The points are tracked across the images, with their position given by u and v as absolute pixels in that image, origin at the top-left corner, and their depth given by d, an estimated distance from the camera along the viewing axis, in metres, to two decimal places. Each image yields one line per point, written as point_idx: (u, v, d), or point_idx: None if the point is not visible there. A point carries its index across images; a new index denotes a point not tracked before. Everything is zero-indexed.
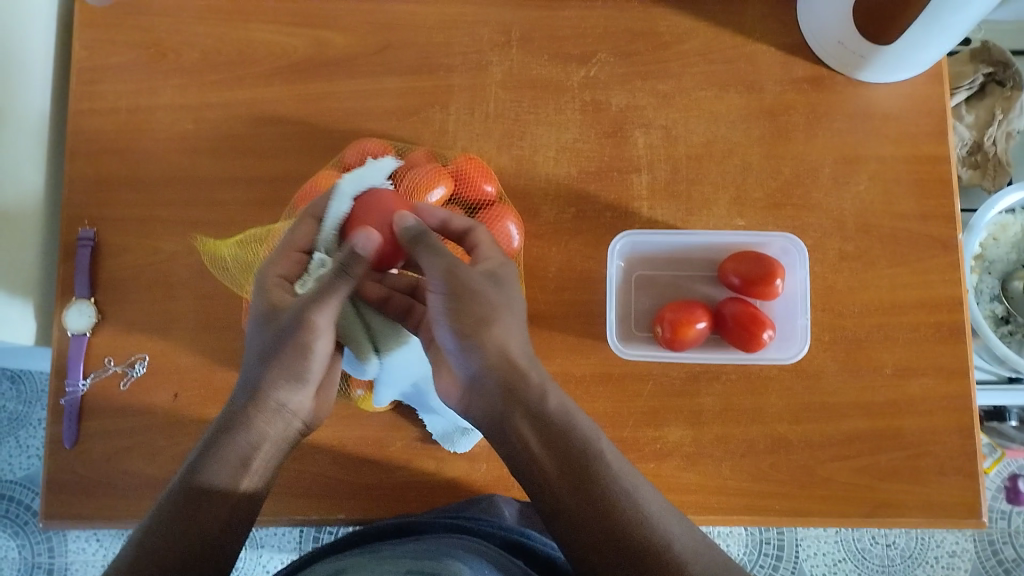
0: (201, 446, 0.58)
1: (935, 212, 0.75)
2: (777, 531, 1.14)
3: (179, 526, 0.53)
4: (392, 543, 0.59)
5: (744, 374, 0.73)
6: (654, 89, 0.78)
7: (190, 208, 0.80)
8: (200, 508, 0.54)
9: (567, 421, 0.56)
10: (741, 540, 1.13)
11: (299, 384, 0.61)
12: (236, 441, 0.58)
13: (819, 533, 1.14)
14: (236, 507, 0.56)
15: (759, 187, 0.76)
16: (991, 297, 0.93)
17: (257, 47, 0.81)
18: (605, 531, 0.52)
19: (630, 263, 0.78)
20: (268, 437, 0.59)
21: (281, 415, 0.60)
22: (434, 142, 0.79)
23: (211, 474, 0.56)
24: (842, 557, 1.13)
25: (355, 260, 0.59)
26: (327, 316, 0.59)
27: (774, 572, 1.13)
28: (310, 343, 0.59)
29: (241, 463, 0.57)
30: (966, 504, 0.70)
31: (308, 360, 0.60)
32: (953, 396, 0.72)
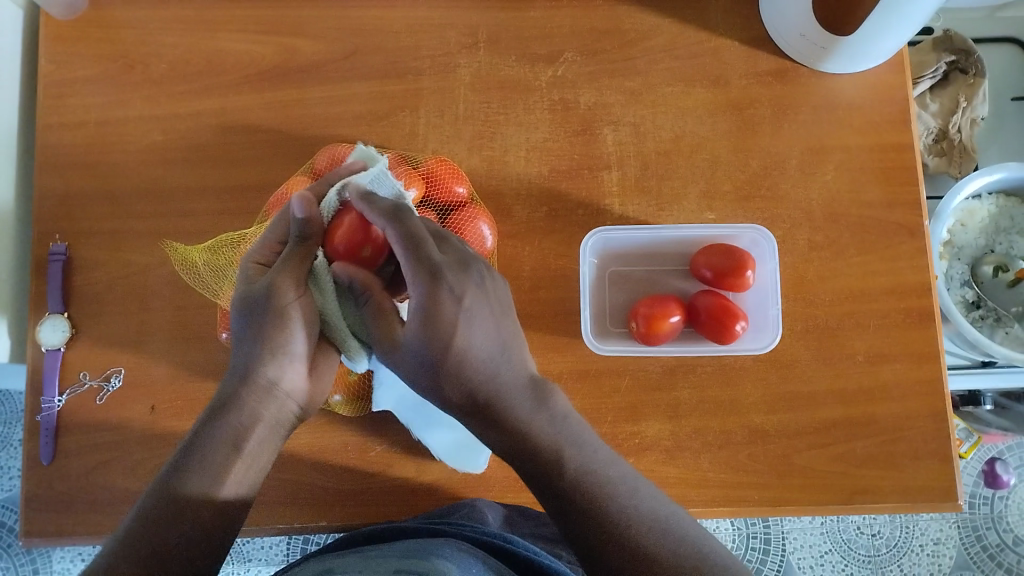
0: (191, 434, 0.56)
1: (902, 200, 0.76)
2: (764, 524, 1.14)
3: (155, 534, 0.51)
4: (377, 546, 0.59)
5: (720, 366, 0.73)
6: (622, 87, 0.79)
7: (162, 219, 0.79)
8: (184, 509, 0.52)
9: (531, 453, 0.54)
10: (728, 535, 1.14)
11: (287, 361, 0.58)
12: (220, 429, 0.55)
13: (805, 525, 1.14)
14: (222, 503, 0.53)
15: (728, 180, 0.77)
16: (962, 283, 0.94)
17: (225, 56, 0.81)
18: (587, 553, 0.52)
19: (603, 259, 0.79)
20: (261, 422, 0.57)
21: (269, 398, 0.57)
22: (405, 146, 0.79)
23: (196, 472, 0.53)
24: (828, 549, 1.13)
25: (309, 226, 0.59)
26: (298, 286, 0.58)
27: (762, 566, 1.13)
28: (287, 319, 0.57)
29: (228, 453, 0.55)
30: (943, 488, 0.71)
31: (289, 333, 0.57)
32: (926, 380, 0.73)
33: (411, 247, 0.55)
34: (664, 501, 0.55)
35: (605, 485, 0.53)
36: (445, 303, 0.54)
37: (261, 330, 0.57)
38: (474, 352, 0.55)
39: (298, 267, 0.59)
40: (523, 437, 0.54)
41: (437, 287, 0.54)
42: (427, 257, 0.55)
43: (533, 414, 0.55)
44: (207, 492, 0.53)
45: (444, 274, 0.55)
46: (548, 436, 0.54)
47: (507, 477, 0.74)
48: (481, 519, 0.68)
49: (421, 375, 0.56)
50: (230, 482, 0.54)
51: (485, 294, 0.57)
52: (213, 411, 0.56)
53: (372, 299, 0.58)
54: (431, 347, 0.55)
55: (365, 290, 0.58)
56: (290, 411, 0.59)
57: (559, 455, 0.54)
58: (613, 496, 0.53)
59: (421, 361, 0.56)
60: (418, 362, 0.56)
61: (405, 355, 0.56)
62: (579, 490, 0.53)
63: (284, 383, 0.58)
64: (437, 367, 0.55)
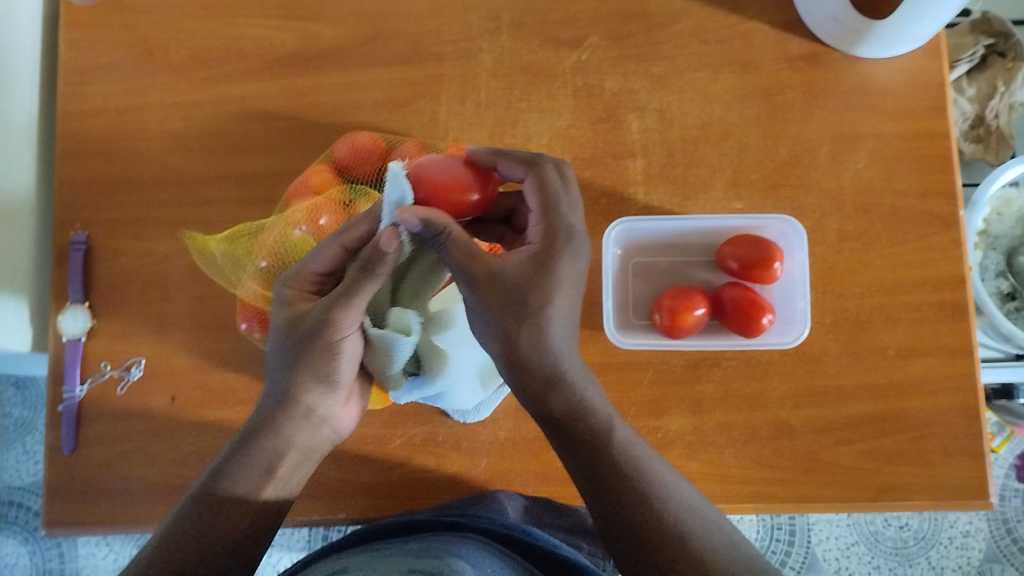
0: (224, 451, 0.58)
1: (936, 189, 0.73)
2: (789, 516, 1.13)
3: (186, 539, 0.53)
4: (395, 542, 0.58)
5: (746, 361, 0.72)
6: (647, 72, 0.77)
7: (181, 208, 0.79)
8: (217, 522, 0.54)
9: (582, 414, 0.55)
10: (752, 527, 1.12)
11: (328, 388, 0.58)
12: (259, 450, 0.57)
13: (831, 516, 1.13)
14: (255, 520, 0.55)
15: (756, 169, 0.75)
16: (997, 274, 0.92)
17: (244, 42, 0.80)
18: (617, 529, 0.52)
19: (626, 250, 0.77)
20: (296, 446, 0.58)
21: (308, 424, 0.59)
22: (425, 133, 0.78)
23: (231, 488, 0.55)
24: (855, 541, 1.11)
25: (377, 258, 0.53)
26: (355, 319, 0.56)
27: (787, 558, 1.12)
28: (338, 351, 0.57)
29: (262, 473, 0.56)
30: (974, 486, 0.69)
31: (337, 364, 0.58)
32: (958, 375, 0.71)
33: (542, 206, 0.58)
34: (701, 500, 0.54)
35: (643, 464, 0.54)
36: (558, 266, 0.56)
37: (313, 355, 0.57)
38: (556, 322, 0.55)
39: (357, 302, 0.55)
40: (578, 406, 0.55)
41: (562, 242, 0.56)
42: (558, 216, 0.57)
43: (586, 381, 0.57)
44: (238, 508, 0.55)
45: (563, 235, 0.57)
46: (599, 409, 0.56)
47: (528, 470, 0.73)
48: (501, 512, 0.67)
49: (501, 310, 0.54)
50: (262, 500, 0.56)
51: (580, 265, 0.57)
52: (254, 429, 0.58)
53: (451, 234, 0.55)
54: (526, 283, 0.55)
55: (445, 234, 0.55)
56: (323, 436, 0.61)
57: (607, 424, 0.55)
58: (655, 474, 0.54)
59: (507, 291, 0.54)
60: (502, 305, 0.54)
61: (496, 288, 0.54)
62: (618, 460, 0.54)
63: (321, 410, 0.59)
64: (525, 306, 0.54)
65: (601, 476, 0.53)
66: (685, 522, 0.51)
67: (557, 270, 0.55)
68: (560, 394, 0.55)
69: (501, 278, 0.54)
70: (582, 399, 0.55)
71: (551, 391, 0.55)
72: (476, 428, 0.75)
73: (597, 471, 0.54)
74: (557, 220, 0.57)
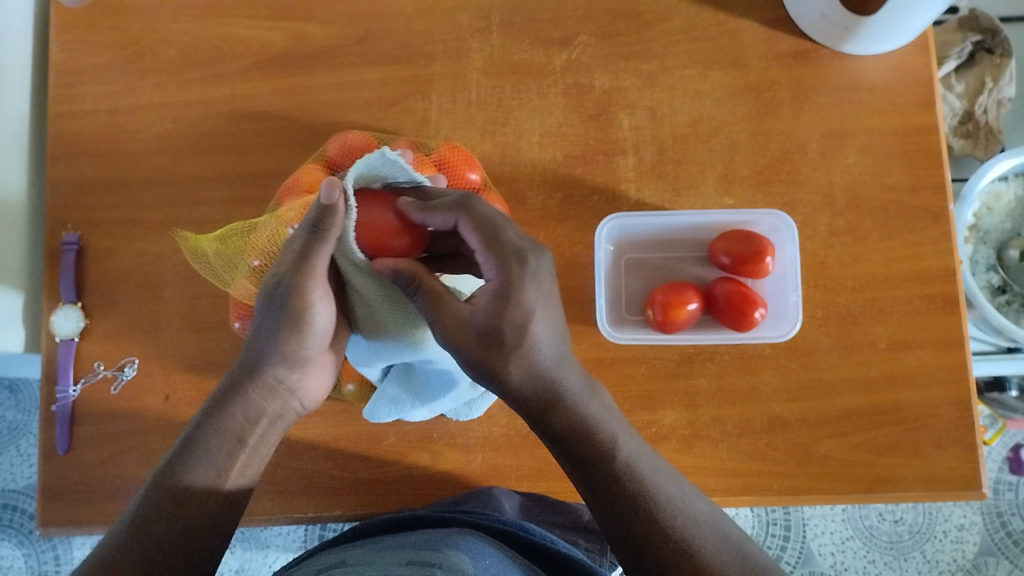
0: (190, 428, 0.57)
1: (925, 183, 0.74)
2: (784, 511, 1.13)
3: (156, 526, 0.52)
4: (391, 537, 0.58)
5: (738, 355, 0.72)
6: (638, 70, 0.77)
7: (174, 209, 0.79)
8: (190, 503, 0.53)
9: (588, 433, 0.55)
10: (747, 522, 1.13)
11: (295, 361, 0.60)
12: (227, 427, 0.57)
13: (825, 511, 1.13)
14: (229, 495, 0.55)
15: (747, 164, 0.75)
16: (987, 267, 0.92)
17: (235, 43, 0.81)
18: (628, 542, 0.53)
19: (619, 246, 0.77)
20: (263, 417, 0.59)
21: (276, 394, 0.60)
22: (417, 132, 0.78)
23: (198, 466, 0.55)
24: (849, 535, 1.12)
25: (324, 217, 0.53)
26: (320, 282, 0.56)
27: (782, 553, 1.12)
28: (306, 320, 0.58)
29: (234, 447, 0.57)
30: (965, 477, 0.69)
31: (304, 335, 0.59)
32: (950, 368, 0.71)
33: (486, 241, 0.56)
34: (709, 505, 0.55)
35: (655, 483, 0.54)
36: (529, 293, 0.54)
37: (281, 324, 0.58)
38: (544, 348, 0.55)
39: (317, 265, 0.55)
40: (579, 424, 0.55)
41: (517, 268, 0.54)
42: (509, 244, 0.55)
43: (590, 398, 0.56)
44: (210, 486, 0.54)
45: (516, 261, 0.54)
46: (606, 428, 0.55)
47: (523, 467, 0.74)
48: (497, 509, 0.67)
49: (478, 352, 0.54)
50: (234, 475, 0.56)
51: (546, 287, 0.55)
52: (219, 403, 0.58)
53: (422, 284, 0.57)
54: (498, 323, 0.54)
55: (415, 282, 0.57)
56: (286, 409, 0.61)
57: (616, 441, 0.55)
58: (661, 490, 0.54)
59: (478, 337, 0.54)
60: (480, 346, 0.54)
61: (469, 332, 0.55)
62: (630, 477, 0.54)
63: (286, 382, 0.60)
64: (501, 347, 0.54)
65: (607, 491, 0.54)
66: (698, 541, 0.52)
67: (524, 297, 0.54)
68: (559, 413, 0.55)
69: (472, 323, 0.55)
70: (584, 416, 0.55)
71: (548, 419, 0.55)
72: (470, 426, 0.75)
73: (604, 496, 0.54)
74: (507, 247, 0.55)
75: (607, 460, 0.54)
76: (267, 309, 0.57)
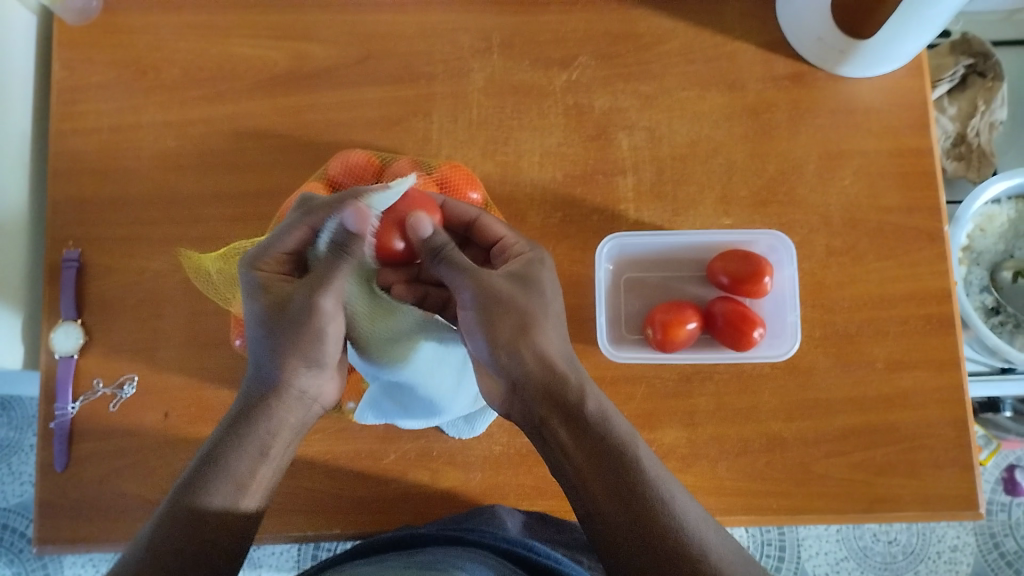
0: (206, 448, 0.56)
1: (921, 205, 0.75)
2: (779, 531, 1.13)
3: (181, 544, 0.51)
4: (396, 554, 0.59)
5: (737, 374, 0.73)
6: (637, 91, 0.78)
7: (175, 226, 0.79)
8: (211, 518, 0.53)
9: (608, 430, 0.54)
10: (743, 542, 1.13)
11: (315, 372, 0.61)
12: (245, 444, 0.57)
13: (820, 532, 1.13)
14: (252, 509, 0.55)
15: (745, 185, 0.76)
16: (981, 288, 0.92)
17: (237, 61, 0.81)
18: (640, 533, 0.50)
19: (618, 265, 0.78)
20: (286, 427, 0.60)
21: (293, 409, 0.60)
22: (418, 151, 0.79)
23: (217, 487, 0.54)
24: (845, 556, 1.12)
25: (351, 241, 0.60)
26: (335, 298, 0.60)
27: (778, 573, 1.12)
28: (324, 334, 0.60)
29: (256, 460, 0.56)
30: (963, 496, 0.70)
31: (323, 349, 0.60)
32: (946, 387, 0.72)
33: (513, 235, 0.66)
34: (704, 514, 0.53)
35: (671, 484, 0.53)
36: (548, 274, 0.63)
37: (296, 340, 0.59)
38: (556, 325, 0.59)
39: (335, 283, 0.60)
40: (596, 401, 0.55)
41: (541, 255, 0.64)
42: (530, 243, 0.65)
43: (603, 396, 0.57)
44: (231, 502, 0.54)
45: (540, 249, 0.65)
46: (624, 426, 0.55)
47: (523, 485, 0.74)
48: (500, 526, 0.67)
49: (510, 295, 0.58)
50: (254, 491, 0.56)
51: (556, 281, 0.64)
52: (236, 419, 0.58)
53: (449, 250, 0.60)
54: (524, 281, 0.60)
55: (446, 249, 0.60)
56: (309, 414, 0.62)
57: (633, 439, 0.54)
58: (671, 485, 0.53)
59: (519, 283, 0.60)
60: (507, 295, 0.59)
61: (500, 284, 0.59)
62: (649, 474, 0.52)
63: (308, 392, 0.61)
64: (525, 296, 0.59)
65: (618, 470, 0.52)
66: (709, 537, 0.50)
67: (546, 275, 0.62)
68: (579, 392, 0.55)
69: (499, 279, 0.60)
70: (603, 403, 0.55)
71: (560, 397, 0.55)
72: (470, 443, 0.75)
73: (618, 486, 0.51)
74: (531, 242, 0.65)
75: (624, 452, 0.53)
76: (281, 330, 0.59)
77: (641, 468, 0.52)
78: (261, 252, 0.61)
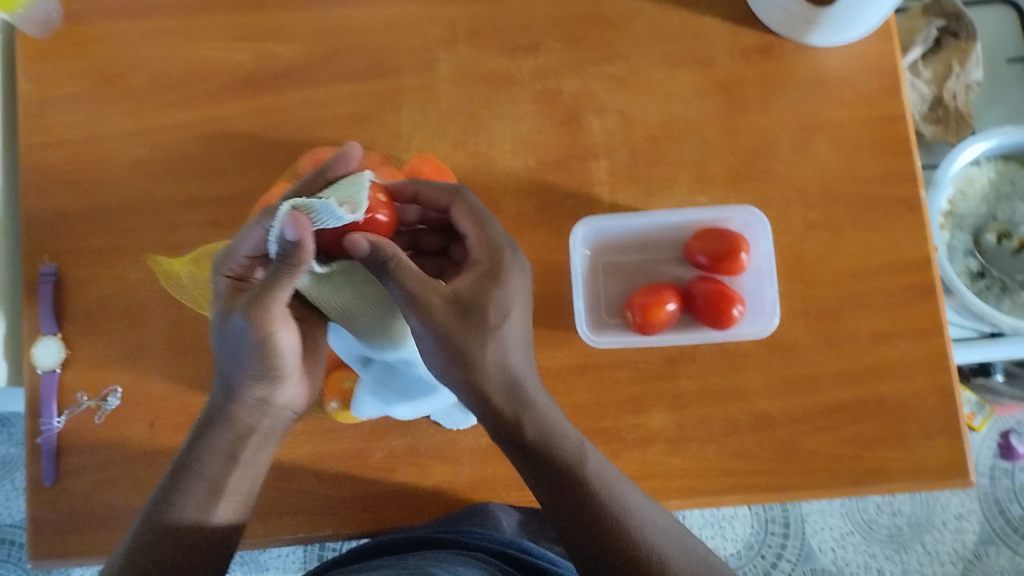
0: (182, 455, 0.60)
1: (897, 173, 0.74)
2: (783, 508, 1.12)
3: (160, 553, 0.55)
4: (386, 560, 0.60)
5: (720, 353, 0.72)
6: (606, 74, 0.78)
7: (150, 234, 0.79)
8: (188, 527, 0.56)
9: (556, 440, 0.58)
10: (747, 521, 1.12)
11: (275, 380, 0.60)
12: (216, 452, 0.59)
13: (824, 506, 1.12)
14: (228, 517, 0.59)
15: (719, 162, 0.75)
16: (965, 253, 0.92)
17: (204, 66, 0.81)
18: (588, 551, 0.56)
19: (595, 250, 0.78)
20: (255, 433, 0.61)
21: (264, 411, 0.61)
22: (389, 146, 0.78)
23: (185, 499, 0.57)
24: (849, 530, 1.11)
25: (290, 252, 0.53)
26: (277, 314, 0.56)
27: (783, 551, 1.11)
28: (274, 346, 0.58)
29: (225, 466, 0.59)
30: (953, 463, 0.69)
31: (275, 358, 0.59)
32: (931, 355, 0.71)
33: (477, 224, 0.62)
34: (655, 514, 0.59)
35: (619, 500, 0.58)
36: (511, 280, 0.60)
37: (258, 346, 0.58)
38: (514, 344, 0.59)
39: (276, 298, 0.55)
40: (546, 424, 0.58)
41: (507, 256, 0.61)
42: (495, 236, 0.62)
43: (553, 409, 0.60)
44: (205, 512, 0.57)
45: (505, 250, 0.61)
46: (572, 442, 0.59)
47: (512, 476, 0.73)
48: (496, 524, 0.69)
49: (460, 329, 0.57)
50: (228, 496, 0.59)
51: (522, 280, 0.62)
52: (204, 427, 0.60)
53: (397, 263, 0.57)
54: (479, 302, 0.58)
55: (393, 262, 0.57)
56: (279, 419, 0.63)
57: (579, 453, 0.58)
58: (619, 492, 0.58)
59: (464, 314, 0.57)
60: (462, 323, 0.57)
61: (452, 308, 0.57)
62: (597, 488, 0.57)
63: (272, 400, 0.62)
64: (482, 324, 0.57)
65: (562, 489, 0.57)
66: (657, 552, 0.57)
67: (507, 283, 0.60)
68: (528, 418, 0.58)
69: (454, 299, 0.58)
70: (551, 423, 0.59)
71: (507, 424, 0.58)
72: (457, 437, 0.75)
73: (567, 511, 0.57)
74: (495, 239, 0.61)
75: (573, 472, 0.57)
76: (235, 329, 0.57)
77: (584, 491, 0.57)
78: (224, 257, 0.59)
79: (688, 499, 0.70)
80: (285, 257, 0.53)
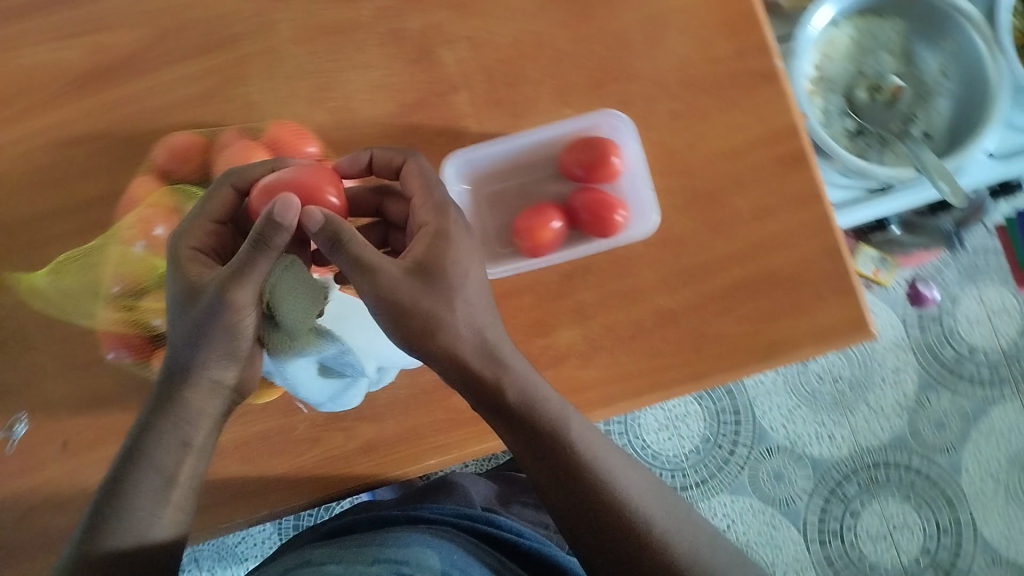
0: (123, 455, 0.54)
1: (752, 47, 0.74)
2: (729, 393, 1.11)
3: (114, 560, 0.51)
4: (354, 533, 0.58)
5: (613, 260, 0.72)
6: (449, 2, 0.76)
7: (16, 256, 0.76)
8: (139, 539, 0.52)
9: (538, 406, 0.52)
10: (699, 416, 1.10)
11: (230, 361, 0.55)
12: (164, 453, 0.54)
13: (768, 386, 1.11)
14: (171, 528, 0.54)
15: (577, 70, 0.74)
16: (841, 115, 0.93)
17: (36, 73, 0.77)
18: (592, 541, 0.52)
19: (474, 184, 0.77)
20: (206, 416, 0.55)
21: (207, 403, 0.56)
22: (243, 119, 0.75)
23: (122, 516, 0.52)
24: (795, 404, 1.11)
25: (270, 234, 0.50)
26: (250, 291, 0.53)
27: (738, 438, 1.10)
28: (239, 330, 0.54)
29: (178, 452, 0.54)
30: (856, 321, 0.69)
31: (237, 342, 0.55)
32: (818, 219, 0.71)
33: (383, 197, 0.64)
34: (646, 480, 0.55)
35: (598, 470, 0.52)
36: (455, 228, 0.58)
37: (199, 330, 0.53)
38: (482, 304, 0.54)
39: (252, 277, 0.52)
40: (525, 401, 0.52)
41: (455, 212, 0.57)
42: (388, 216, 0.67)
43: (533, 373, 0.54)
44: (151, 524, 0.53)
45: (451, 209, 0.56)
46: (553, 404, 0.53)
47: None
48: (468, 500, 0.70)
49: (423, 296, 0.51)
50: (174, 501, 0.54)
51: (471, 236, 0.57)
52: (155, 407, 0.54)
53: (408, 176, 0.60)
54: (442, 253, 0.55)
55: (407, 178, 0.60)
56: (223, 400, 0.57)
57: (554, 418, 0.53)
58: (605, 463, 0.53)
59: (418, 285, 0.52)
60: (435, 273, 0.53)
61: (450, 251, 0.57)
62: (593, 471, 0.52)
63: (223, 378, 0.56)
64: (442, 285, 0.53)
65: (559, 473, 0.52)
66: (642, 509, 0.52)
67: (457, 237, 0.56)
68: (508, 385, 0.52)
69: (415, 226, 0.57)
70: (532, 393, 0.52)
71: (478, 384, 0.52)
72: None
73: (549, 476, 0.52)
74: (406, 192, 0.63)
75: (548, 443, 0.52)
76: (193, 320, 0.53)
77: (560, 460, 0.52)
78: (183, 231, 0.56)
79: (607, 410, 0.70)
80: (265, 235, 0.50)
